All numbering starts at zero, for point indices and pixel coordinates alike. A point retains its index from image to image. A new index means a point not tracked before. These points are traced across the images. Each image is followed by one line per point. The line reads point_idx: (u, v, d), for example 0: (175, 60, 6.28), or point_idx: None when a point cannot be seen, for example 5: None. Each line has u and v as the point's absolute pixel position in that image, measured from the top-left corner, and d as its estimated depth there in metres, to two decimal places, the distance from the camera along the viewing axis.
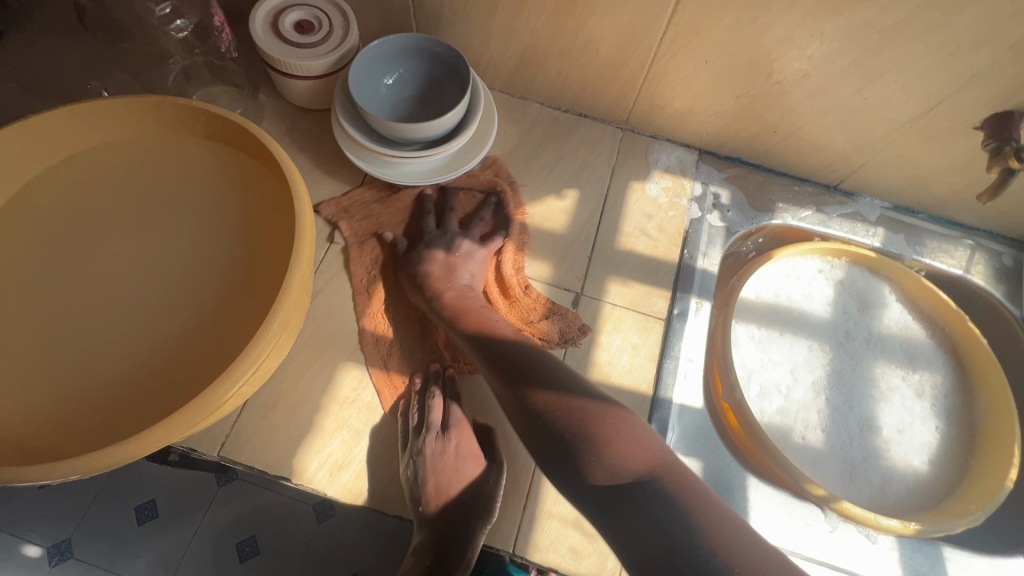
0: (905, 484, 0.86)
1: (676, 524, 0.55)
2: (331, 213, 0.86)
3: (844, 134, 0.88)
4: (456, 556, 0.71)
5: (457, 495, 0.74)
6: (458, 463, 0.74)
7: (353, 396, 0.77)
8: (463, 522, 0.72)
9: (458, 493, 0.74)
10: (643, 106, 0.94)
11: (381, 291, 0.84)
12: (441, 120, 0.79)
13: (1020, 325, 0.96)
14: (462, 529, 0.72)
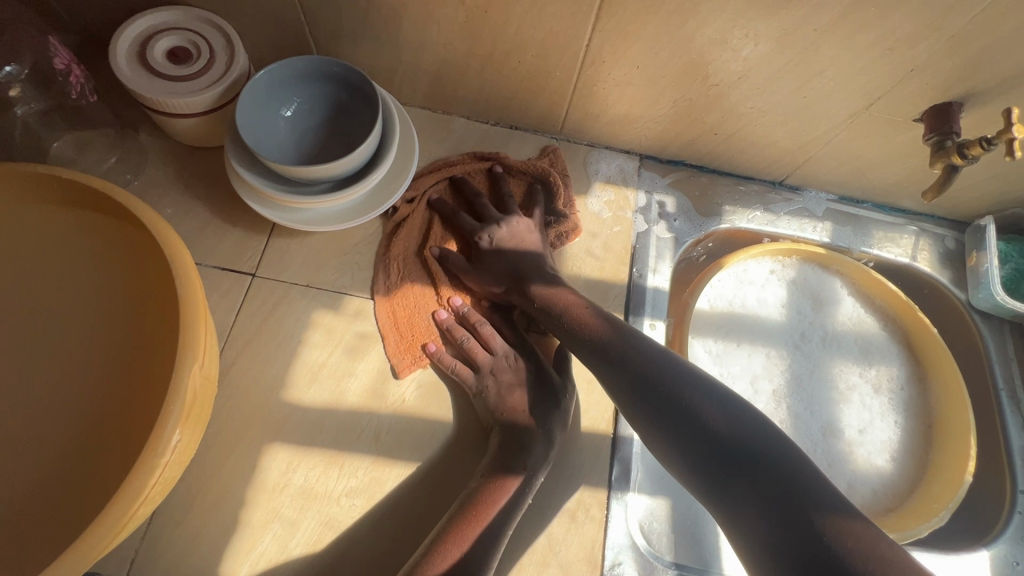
0: (872, 487, 0.81)
1: (802, 524, 0.44)
2: (390, 185, 0.83)
3: (789, 133, 0.82)
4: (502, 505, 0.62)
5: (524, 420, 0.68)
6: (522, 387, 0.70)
7: (283, 480, 0.66)
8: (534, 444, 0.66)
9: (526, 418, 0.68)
10: (576, 115, 0.86)
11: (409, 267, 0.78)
12: (348, 159, 0.69)
13: (968, 308, 0.89)
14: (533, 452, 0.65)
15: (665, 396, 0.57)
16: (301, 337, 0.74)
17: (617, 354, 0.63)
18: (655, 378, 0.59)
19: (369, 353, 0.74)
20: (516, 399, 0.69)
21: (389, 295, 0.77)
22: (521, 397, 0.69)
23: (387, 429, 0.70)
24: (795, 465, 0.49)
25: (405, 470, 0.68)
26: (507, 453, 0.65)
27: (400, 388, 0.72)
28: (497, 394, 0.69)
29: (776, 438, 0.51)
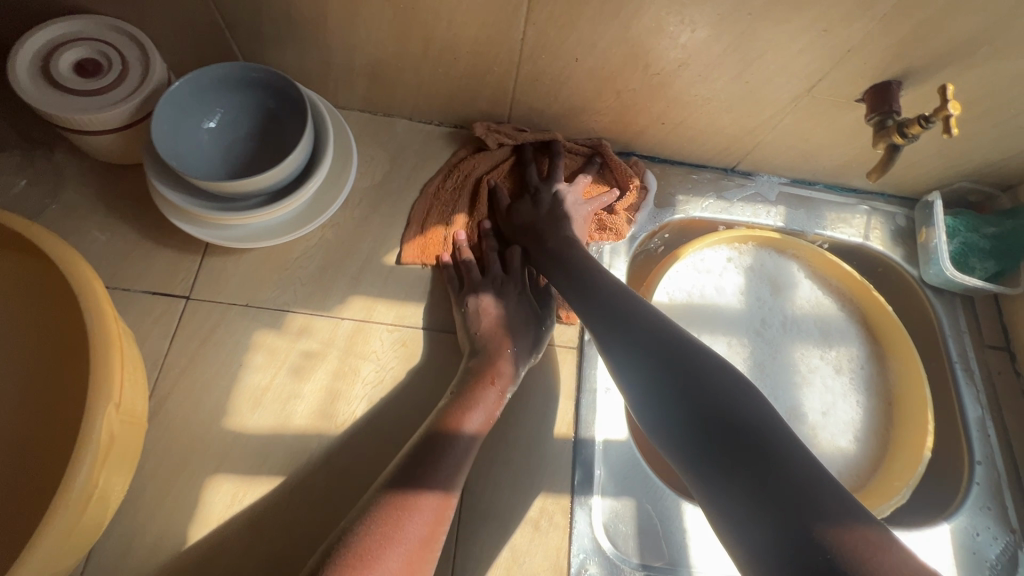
0: (836, 469, 0.81)
1: (804, 524, 0.40)
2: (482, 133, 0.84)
3: (735, 119, 0.81)
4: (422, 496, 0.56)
5: (492, 346, 0.70)
6: (502, 319, 0.72)
7: (228, 515, 0.62)
8: (484, 392, 0.65)
9: (494, 345, 0.69)
10: (521, 111, 0.84)
11: (456, 183, 0.83)
12: (278, 170, 0.66)
13: (921, 285, 0.90)
14: (477, 409, 0.64)
15: (678, 378, 0.52)
16: (242, 360, 0.70)
17: (635, 330, 0.59)
18: (671, 356, 0.54)
19: (316, 372, 0.70)
20: (494, 335, 0.70)
21: (433, 197, 0.82)
22: (497, 333, 0.71)
23: (338, 450, 0.67)
24: (810, 466, 0.43)
25: (360, 492, 0.65)
26: (475, 374, 0.67)
27: (350, 406, 0.69)
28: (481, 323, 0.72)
29: (795, 437, 0.45)
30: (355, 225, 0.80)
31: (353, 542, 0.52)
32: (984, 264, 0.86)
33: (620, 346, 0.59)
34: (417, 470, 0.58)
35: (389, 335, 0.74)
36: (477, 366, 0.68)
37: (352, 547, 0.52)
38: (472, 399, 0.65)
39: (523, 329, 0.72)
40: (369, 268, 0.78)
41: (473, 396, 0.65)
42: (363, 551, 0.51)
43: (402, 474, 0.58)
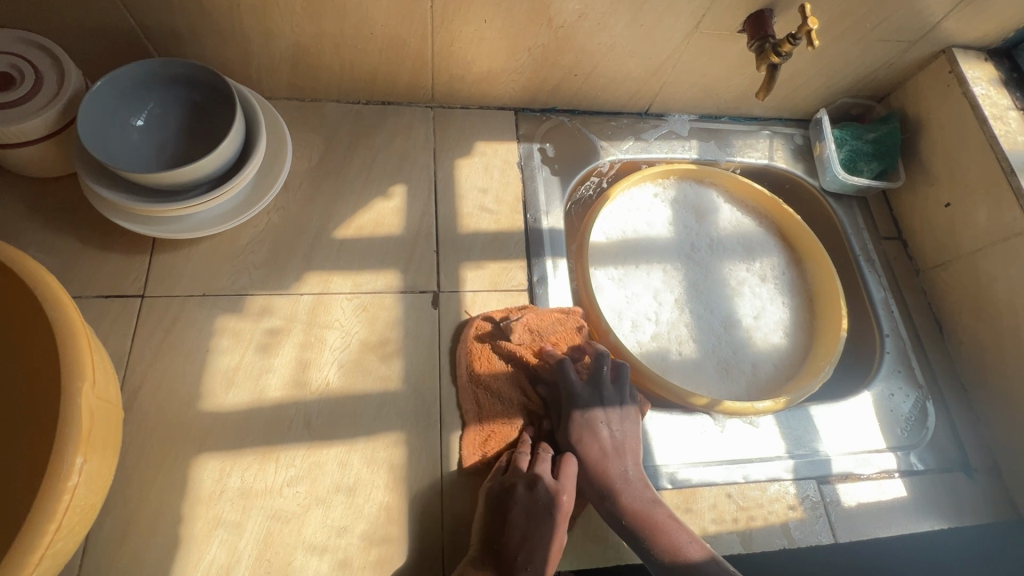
0: (771, 363, 0.91)
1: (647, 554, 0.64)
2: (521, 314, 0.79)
3: (639, 63, 0.88)
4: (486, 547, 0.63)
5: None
6: (530, 545, 0.63)
7: (219, 488, 0.65)
8: None
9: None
10: (443, 80, 0.88)
11: (486, 379, 0.75)
12: (214, 156, 0.68)
13: (823, 193, 1.01)
14: None
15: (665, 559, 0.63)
16: (207, 346, 0.72)
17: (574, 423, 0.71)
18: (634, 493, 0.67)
19: (284, 347, 0.73)
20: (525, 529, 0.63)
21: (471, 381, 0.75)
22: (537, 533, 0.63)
23: (317, 414, 0.70)
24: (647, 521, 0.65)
25: (342, 448, 0.69)
26: None
27: (322, 372, 0.73)
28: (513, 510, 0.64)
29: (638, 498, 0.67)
30: (299, 207, 0.82)
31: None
32: (870, 165, 0.97)
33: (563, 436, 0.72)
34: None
35: (349, 303, 0.78)
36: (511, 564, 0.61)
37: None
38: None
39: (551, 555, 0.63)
40: (320, 245, 0.81)
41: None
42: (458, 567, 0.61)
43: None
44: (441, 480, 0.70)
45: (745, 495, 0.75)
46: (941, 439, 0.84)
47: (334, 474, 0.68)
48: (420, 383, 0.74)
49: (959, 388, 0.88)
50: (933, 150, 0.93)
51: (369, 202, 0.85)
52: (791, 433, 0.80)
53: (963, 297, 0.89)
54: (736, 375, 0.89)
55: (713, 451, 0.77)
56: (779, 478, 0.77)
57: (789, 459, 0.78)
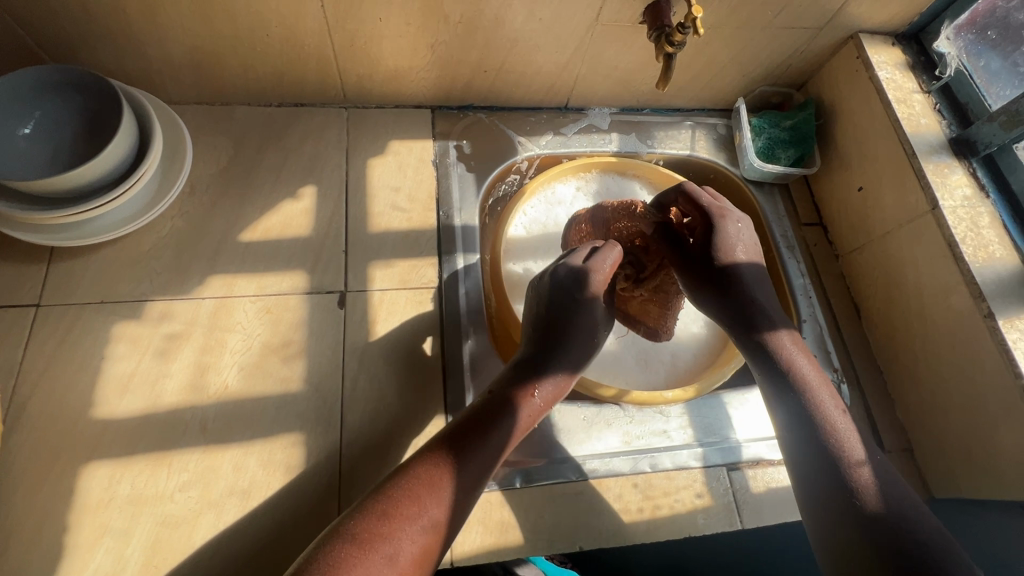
0: (690, 353, 0.91)
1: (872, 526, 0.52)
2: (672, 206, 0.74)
3: (547, 57, 0.88)
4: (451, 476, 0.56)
5: (517, 393, 0.63)
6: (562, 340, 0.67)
7: (107, 496, 0.65)
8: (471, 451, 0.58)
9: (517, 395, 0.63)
10: (351, 79, 0.88)
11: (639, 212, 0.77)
12: (104, 157, 0.69)
13: (745, 182, 1.01)
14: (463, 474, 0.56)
15: (812, 454, 0.57)
16: (103, 353, 0.71)
17: (779, 345, 0.64)
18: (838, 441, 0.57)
19: (182, 352, 0.73)
20: (529, 395, 0.63)
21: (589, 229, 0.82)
22: (530, 402, 0.63)
23: (213, 418, 0.70)
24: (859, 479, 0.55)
25: (237, 452, 0.69)
26: (474, 435, 0.59)
27: (220, 376, 0.72)
28: (530, 369, 0.66)
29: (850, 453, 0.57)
30: (204, 211, 0.82)
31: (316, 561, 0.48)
32: (787, 152, 0.97)
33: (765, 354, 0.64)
34: (433, 478, 0.55)
35: (252, 305, 0.77)
36: (503, 419, 0.61)
37: (337, 539, 0.50)
38: (491, 449, 0.59)
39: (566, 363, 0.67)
40: (225, 248, 0.80)
41: (495, 448, 0.59)
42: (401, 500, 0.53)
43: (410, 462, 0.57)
44: (340, 478, 0.70)
45: (650, 486, 0.75)
46: (855, 422, 0.85)
47: (228, 477, 0.67)
48: (322, 383, 0.74)
49: (874, 370, 0.89)
50: (846, 136, 0.94)
51: (276, 204, 0.85)
52: (701, 420, 0.81)
53: (876, 280, 0.89)
54: (653, 367, 0.89)
55: (622, 441, 0.77)
56: (687, 466, 0.77)
57: (697, 447, 0.78)
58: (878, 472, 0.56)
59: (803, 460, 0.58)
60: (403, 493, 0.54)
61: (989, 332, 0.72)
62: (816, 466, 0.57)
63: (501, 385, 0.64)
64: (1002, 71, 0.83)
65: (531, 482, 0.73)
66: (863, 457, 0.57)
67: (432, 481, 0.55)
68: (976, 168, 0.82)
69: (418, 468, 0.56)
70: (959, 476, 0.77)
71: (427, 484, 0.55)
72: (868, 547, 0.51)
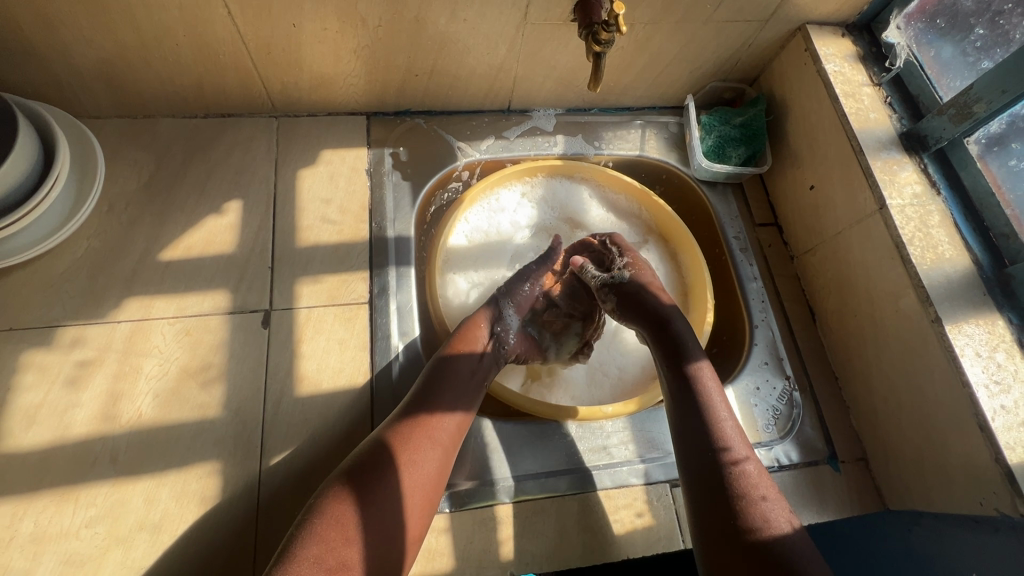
0: (640, 364, 0.87)
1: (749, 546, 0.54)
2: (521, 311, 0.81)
3: (479, 58, 0.85)
4: (350, 508, 0.53)
5: (411, 424, 0.61)
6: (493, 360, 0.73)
7: (8, 535, 0.62)
8: (373, 479, 0.56)
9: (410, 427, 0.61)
10: (276, 87, 0.85)
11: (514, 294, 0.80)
12: (8, 166, 0.68)
13: (697, 183, 0.97)
14: (366, 500, 0.54)
15: (704, 495, 0.59)
16: (9, 383, 0.68)
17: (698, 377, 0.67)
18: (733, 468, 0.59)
19: (94, 380, 0.70)
20: (433, 439, 0.61)
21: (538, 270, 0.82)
22: (439, 445, 0.61)
23: (125, 448, 0.67)
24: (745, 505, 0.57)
25: (149, 484, 0.66)
26: (368, 464, 0.57)
27: (134, 404, 0.69)
28: (425, 401, 0.63)
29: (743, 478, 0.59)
30: (122, 230, 0.79)
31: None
32: (738, 150, 0.94)
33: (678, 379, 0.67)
34: (346, 545, 0.51)
35: (170, 328, 0.74)
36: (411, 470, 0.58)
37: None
38: (403, 507, 0.56)
39: (457, 388, 0.66)
40: (144, 268, 0.77)
41: (395, 482, 0.56)
42: (306, 540, 0.51)
43: (310, 522, 0.52)
44: (258, 509, 0.66)
45: (589, 507, 0.72)
46: (808, 431, 0.81)
47: (138, 511, 0.64)
48: (242, 408, 0.71)
49: (828, 376, 0.85)
50: (798, 132, 0.90)
51: (199, 220, 0.81)
52: (643, 435, 0.78)
53: (829, 283, 0.86)
54: (601, 379, 0.86)
55: (557, 461, 0.74)
56: (627, 484, 0.74)
57: (638, 462, 0.76)
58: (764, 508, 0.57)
59: (698, 485, 0.60)
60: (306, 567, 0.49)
61: (936, 337, 0.69)
62: (712, 504, 0.58)
63: (404, 420, 0.61)
64: (953, 60, 0.78)
65: (460, 505, 0.70)
66: (755, 490, 0.58)
67: (349, 549, 0.51)
68: (927, 164, 0.78)
69: (323, 528, 0.52)
70: (912, 486, 0.74)
71: (342, 553, 0.51)
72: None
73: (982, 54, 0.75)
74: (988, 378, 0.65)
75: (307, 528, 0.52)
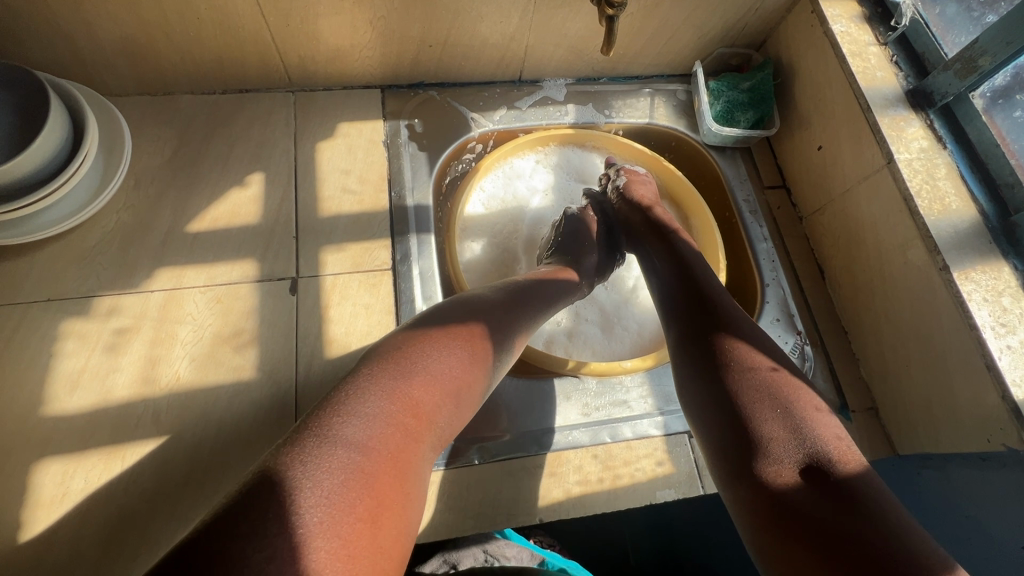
0: (655, 323, 0.91)
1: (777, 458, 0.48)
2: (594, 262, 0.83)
3: (492, 28, 0.86)
4: (429, 350, 0.51)
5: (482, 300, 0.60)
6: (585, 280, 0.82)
7: (61, 491, 0.65)
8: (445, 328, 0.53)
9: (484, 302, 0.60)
10: (293, 61, 0.86)
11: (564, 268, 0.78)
12: (49, 134, 0.70)
13: (707, 148, 0.99)
14: (441, 347, 0.51)
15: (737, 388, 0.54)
16: (51, 350, 0.71)
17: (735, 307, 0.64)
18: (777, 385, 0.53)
19: (131, 346, 0.72)
20: (506, 320, 0.59)
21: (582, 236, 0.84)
22: (510, 322, 0.59)
23: (166, 409, 0.70)
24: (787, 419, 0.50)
25: (193, 441, 0.69)
26: (447, 318, 0.55)
27: (172, 367, 0.72)
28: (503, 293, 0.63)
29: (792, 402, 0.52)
30: (150, 203, 0.81)
31: (314, 455, 0.40)
32: (746, 115, 0.95)
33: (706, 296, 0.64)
34: (453, 381, 0.50)
35: (202, 296, 0.76)
36: (506, 340, 0.58)
37: (328, 418, 0.43)
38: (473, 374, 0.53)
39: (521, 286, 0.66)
40: (173, 240, 0.79)
41: (470, 343, 0.54)
42: (386, 370, 0.48)
43: (411, 343, 0.51)
44: None
45: (612, 456, 0.75)
46: (819, 383, 0.84)
47: (183, 466, 0.68)
48: (275, 371, 0.74)
49: (838, 332, 0.88)
50: (805, 94, 0.92)
51: (223, 193, 0.83)
52: (661, 389, 0.80)
53: (838, 240, 0.88)
54: (621, 336, 0.89)
55: (580, 414, 0.77)
56: (647, 435, 0.77)
57: (658, 415, 0.78)
58: (805, 409, 0.51)
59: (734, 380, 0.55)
60: (419, 384, 0.48)
61: (944, 285, 0.71)
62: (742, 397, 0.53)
63: (483, 299, 0.60)
64: (957, 17, 0.80)
65: (491, 456, 0.73)
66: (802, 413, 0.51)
67: (453, 384, 0.50)
68: (934, 119, 0.80)
69: (400, 359, 0.49)
70: (922, 430, 0.77)
71: (448, 385, 0.50)
72: (772, 516, 0.45)
73: (986, 9, 0.77)
74: (994, 320, 0.68)
75: (407, 349, 0.50)
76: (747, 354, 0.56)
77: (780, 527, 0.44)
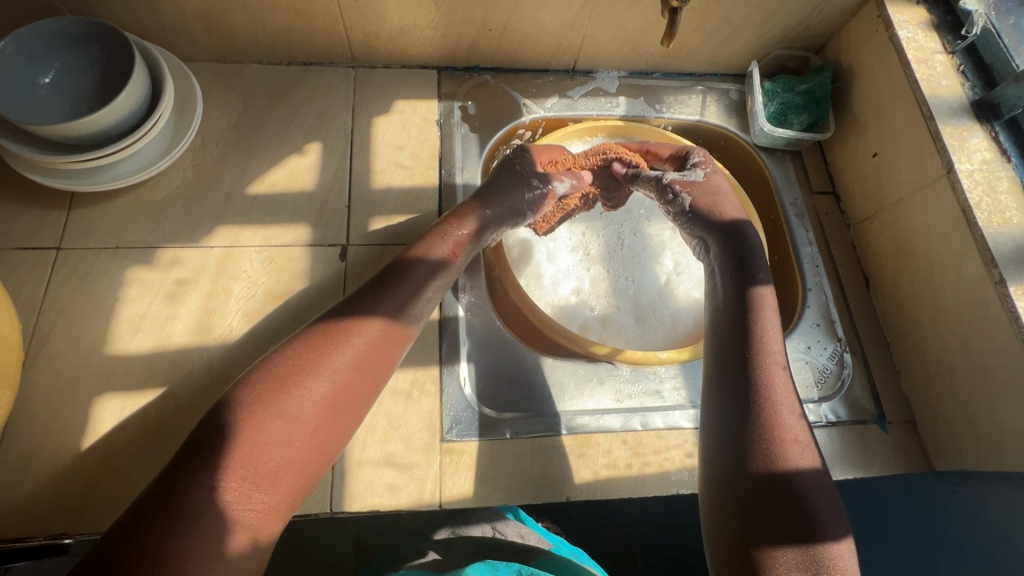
0: (692, 316, 0.91)
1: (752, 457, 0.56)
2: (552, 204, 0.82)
3: (552, 15, 0.88)
4: (329, 333, 0.60)
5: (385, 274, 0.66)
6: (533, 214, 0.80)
7: (118, 426, 0.69)
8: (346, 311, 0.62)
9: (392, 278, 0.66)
10: (358, 37, 0.89)
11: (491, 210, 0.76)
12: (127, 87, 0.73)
13: (756, 149, 0.98)
14: (341, 325, 0.61)
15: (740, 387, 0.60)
16: (117, 294, 0.75)
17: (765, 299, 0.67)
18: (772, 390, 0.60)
19: (190, 297, 0.76)
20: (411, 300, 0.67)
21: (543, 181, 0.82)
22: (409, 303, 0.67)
23: (218, 358, 0.73)
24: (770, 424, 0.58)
25: None
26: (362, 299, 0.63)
27: (226, 319, 0.76)
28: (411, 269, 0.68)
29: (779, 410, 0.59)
30: (214, 163, 0.85)
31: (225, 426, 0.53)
32: (800, 117, 0.95)
33: (736, 292, 0.68)
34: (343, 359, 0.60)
35: (257, 255, 0.80)
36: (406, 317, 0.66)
37: (225, 418, 0.53)
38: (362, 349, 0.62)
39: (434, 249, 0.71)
40: (233, 200, 0.83)
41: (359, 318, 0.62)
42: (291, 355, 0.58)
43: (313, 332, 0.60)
44: None
45: (642, 444, 0.75)
46: (857, 391, 0.83)
47: None
48: None
49: (881, 342, 0.87)
50: (863, 100, 0.91)
51: (282, 160, 0.87)
52: (695, 384, 0.81)
53: (886, 249, 0.87)
54: (656, 328, 0.90)
55: (611, 400, 0.78)
56: (679, 426, 0.77)
57: (690, 407, 0.79)
58: (787, 419, 0.58)
59: (736, 380, 0.61)
60: (303, 365, 0.57)
61: (999, 299, 0.70)
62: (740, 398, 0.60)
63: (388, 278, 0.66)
64: None
65: (522, 432, 0.74)
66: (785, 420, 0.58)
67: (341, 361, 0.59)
68: (999, 132, 0.78)
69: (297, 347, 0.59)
70: (962, 446, 0.75)
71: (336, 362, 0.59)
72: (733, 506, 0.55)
73: None
74: None
75: (299, 337, 0.60)
76: (755, 361, 0.62)
77: (725, 514, 0.55)
